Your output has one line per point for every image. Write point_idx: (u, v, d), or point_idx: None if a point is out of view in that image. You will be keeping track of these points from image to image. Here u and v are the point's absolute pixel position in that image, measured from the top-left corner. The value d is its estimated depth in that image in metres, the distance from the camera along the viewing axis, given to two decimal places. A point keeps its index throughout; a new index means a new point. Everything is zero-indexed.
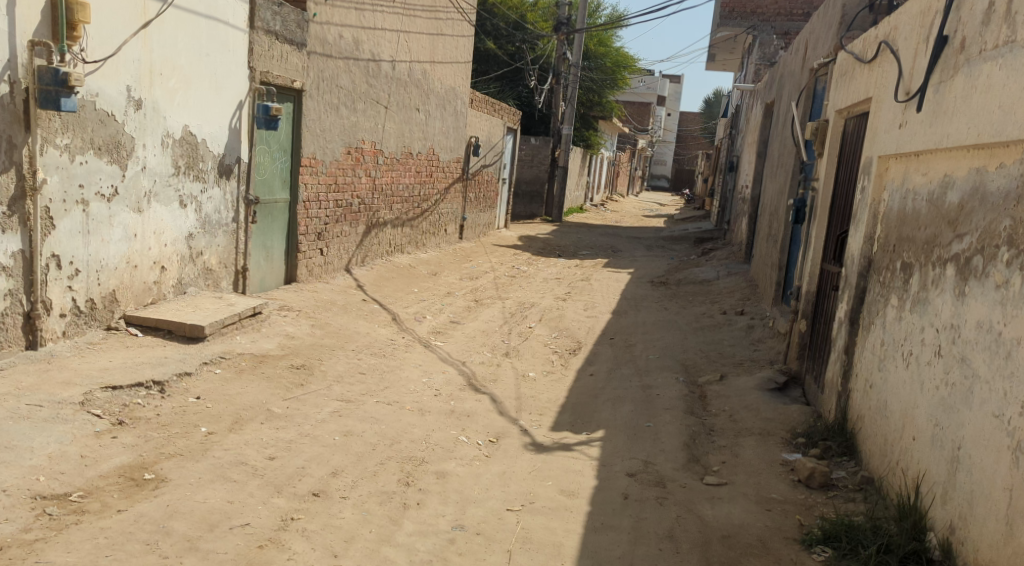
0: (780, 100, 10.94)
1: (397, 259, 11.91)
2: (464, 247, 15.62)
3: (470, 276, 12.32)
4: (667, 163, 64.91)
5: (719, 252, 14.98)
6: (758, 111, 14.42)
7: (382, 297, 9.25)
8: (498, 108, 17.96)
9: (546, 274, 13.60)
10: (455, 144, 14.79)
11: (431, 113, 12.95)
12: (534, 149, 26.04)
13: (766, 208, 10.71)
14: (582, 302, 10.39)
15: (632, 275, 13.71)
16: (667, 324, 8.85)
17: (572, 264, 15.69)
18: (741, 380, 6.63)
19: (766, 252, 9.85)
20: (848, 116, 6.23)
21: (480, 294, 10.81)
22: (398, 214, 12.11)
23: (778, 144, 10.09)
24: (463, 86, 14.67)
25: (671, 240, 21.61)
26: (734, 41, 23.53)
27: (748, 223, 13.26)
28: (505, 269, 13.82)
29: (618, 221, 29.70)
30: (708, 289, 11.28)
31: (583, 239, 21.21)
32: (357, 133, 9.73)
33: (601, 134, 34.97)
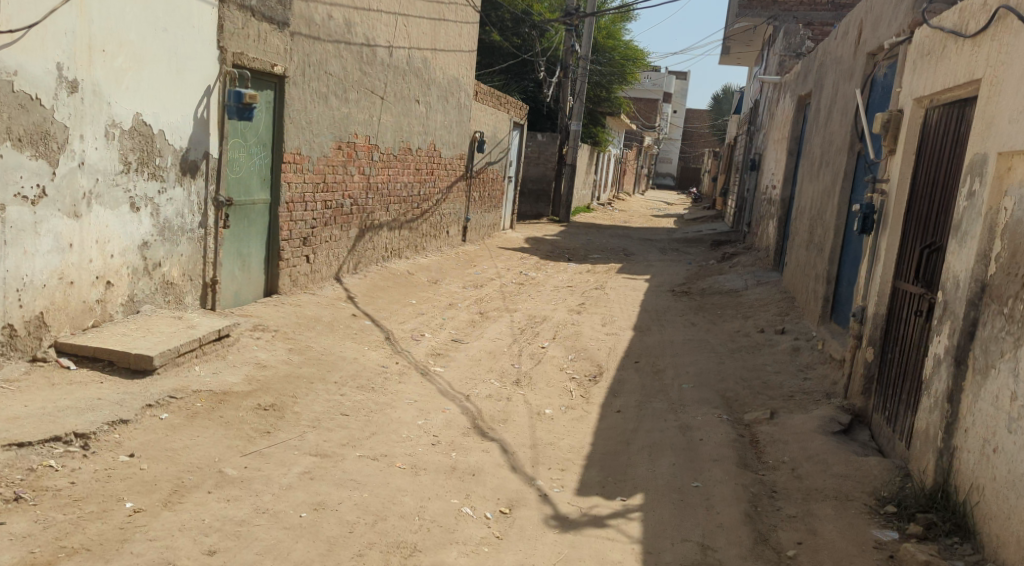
0: (821, 93, 9.94)
1: (395, 265, 10.92)
2: (468, 250, 14.63)
3: (474, 284, 11.32)
4: (673, 162, 63.88)
5: (742, 257, 14.00)
6: (788, 107, 13.46)
7: (376, 310, 8.25)
8: (503, 102, 16.98)
9: (557, 281, 12.62)
10: (458, 139, 13.83)
11: (433, 105, 12.01)
12: (542, 147, 25.03)
13: (804, 213, 9.74)
14: (599, 315, 9.39)
15: (650, 282, 12.71)
16: (697, 343, 7.84)
17: (584, 269, 14.69)
18: (795, 420, 5.62)
19: (807, 263, 8.90)
20: (941, 106, 5.21)
21: (485, 305, 9.82)
22: (395, 216, 11.11)
23: (822, 142, 9.15)
24: (467, 76, 13.71)
25: (685, 242, 20.61)
26: (753, 32, 22.64)
27: (776, 227, 12.28)
28: (513, 275, 12.81)
29: (627, 221, 28.70)
30: (737, 300, 10.26)
31: (593, 241, 20.21)
32: (348, 126, 8.88)
33: (609, 132, 33.99)
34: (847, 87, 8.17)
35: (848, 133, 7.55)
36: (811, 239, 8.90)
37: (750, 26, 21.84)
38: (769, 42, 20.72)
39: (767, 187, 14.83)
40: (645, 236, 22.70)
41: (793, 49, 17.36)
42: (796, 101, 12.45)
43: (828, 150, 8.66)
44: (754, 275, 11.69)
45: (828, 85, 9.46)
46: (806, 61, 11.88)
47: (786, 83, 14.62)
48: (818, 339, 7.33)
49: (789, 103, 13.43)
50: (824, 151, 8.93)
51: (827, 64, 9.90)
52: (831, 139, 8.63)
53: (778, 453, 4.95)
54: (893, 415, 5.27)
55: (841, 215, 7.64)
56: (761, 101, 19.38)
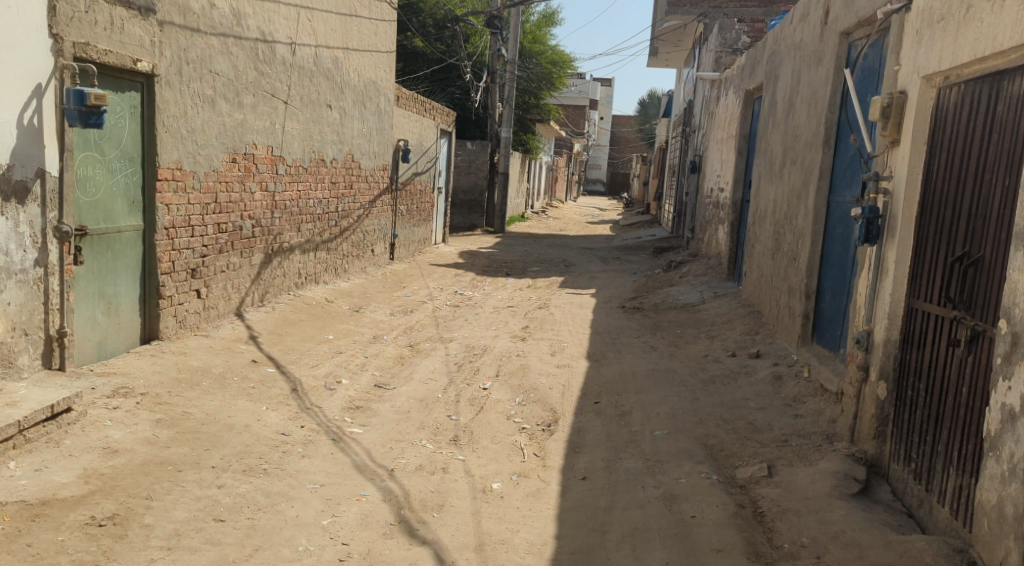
0: (775, 84, 9.04)
1: (312, 293, 9.62)
2: (396, 269, 13.36)
3: (403, 310, 10.09)
4: (603, 167, 63.49)
5: (691, 265, 13.05)
6: (732, 104, 12.53)
7: (284, 353, 6.97)
8: (428, 107, 15.81)
9: (495, 301, 11.48)
10: (379, 148, 12.60)
11: (347, 110, 10.77)
12: (472, 155, 23.88)
13: (765, 217, 8.74)
14: (547, 342, 8.27)
15: (596, 298, 11.66)
16: (663, 373, 6.76)
17: (523, 285, 13.58)
18: (800, 477, 4.56)
19: (775, 274, 7.89)
20: (967, 86, 4.22)
21: (415, 335, 8.61)
22: (308, 236, 9.80)
23: (783, 137, 8.14)
24: (385, 80, 12.52)
25: (625, 250, 19.66)
26: (684, 30, 21.93)
27: (728, 232, 11.33)
28: (446, 296, 11.60)
29: (562, 229, 27.76)
30: (694, 316, 9.24)
31: (530, 252, 19.13)
32: (244, 134, 7.64)
33: (539, 138, 33.05)
34: (813, 73, 7.15)
35: (823, 125, 6.53)
36: (778, 246, 7.89)
37: (679, 23, 20.99)
38: (701, 39, 19.93)
39: (712, 190, 13.91)
40: (583, 245, 21.73)
41: (728, 45, 16.19)
42: (741, 96, 11.51)
43: (792, 147, 7.64)
44: (708, 286, 10.72)
45: (784, 74, 8.47)
46: (751, 52, 10.93)
47: (726, 79, 13.69)
48: (805, 365, 6.28)
49: (732, 100, 12.51)
50: (787, 148, 7.92)
51: (779, 51, 8.92)
52: (795, 133, 7.62)
53: (793, 532, 3.90)
54: (926, 469, 4.23)
55: (819, 219, 6.62)
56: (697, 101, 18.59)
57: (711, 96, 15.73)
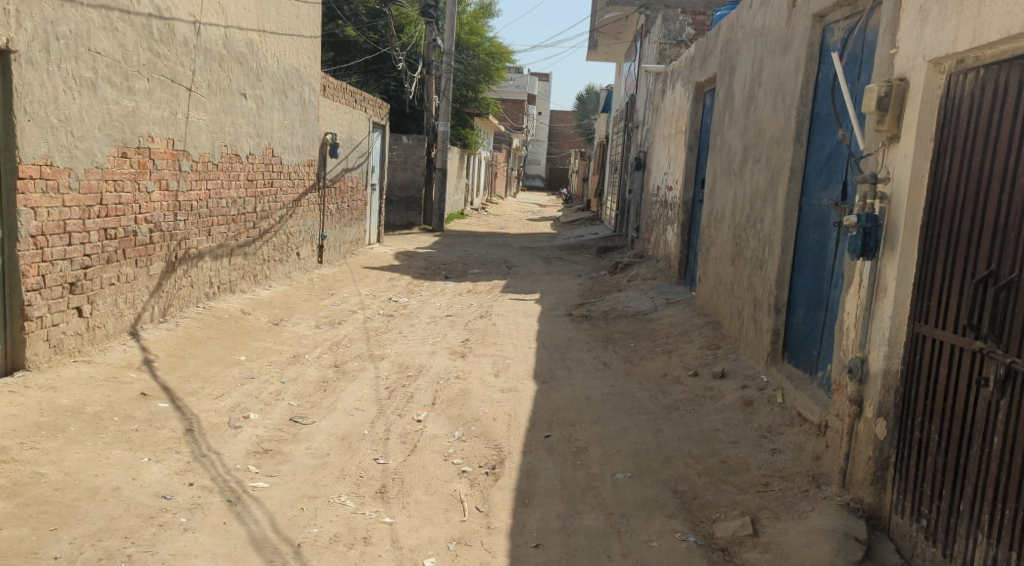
0: (730, 75, 8.34)
1: (226, 304, 8.64)
2: (326, 273, 12.42)
3: (330, 321, 9.18)
4: (542, 163, 62.91)
5: (639, 268, 12.37)
6: (679, 98, 11.84)
7: (184, 381, 6.04)
8: (360, 99, 14.89)
9: (432, 309, 10.63)
10: (304, 143, 11.63)
11: (265, 101, 9.83)
12: (409, 150, 22.92)
13: (723, 220, 8.00)
14: (489, 359, 7.46)
15: (541, 304, 10.89)
16: (621, 398, 6.00)
17: (462, 290, 12.74)
18: (793, 539, 3.84)
19: (737, 283, 7.14)
20: (990, 70, 3.50)
21: (341, 352, 7.72)
22: (221, 240, 8.82)
23: (743, 132, 7.39)
24: (310, 68, 11.60)
25: (567, 249, 18.96)
26: (624, 23, 21.33)
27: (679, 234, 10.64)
28: (380, 304, 10.71)
29: (502, 227, 26.97)
30: (647, 327, 8.53)
31: (470, 252, 18.29)
32: (138, 125, 6.85)
33: (477, 134, 32.18)
34: (778, 60, 6.41)
35: (795, 118, 5.78)
36: (740, 252, 7.15)
37: (620, 15, 20.34)
38: (641, 31, 19.32)
39: (658, 189, 13.21)
40: (525, 244, 20.97)
41: (672, 37, 15.46)
42: (691, 88, 10.81)
43: (755, 143, 6.90)
44: (659, 292, 10.03)
45: (742, 63, 7.73)
46: (702, 42, 10.20)
47: (672, 72, 12.99)
48: (777, 389, 5.53)
49: (680, 93, 11.80)
50: (748, 144, 7.18)
51: (735, 39, 8.18)
52: (757, 128, 6.88)
53: None
54: (942, 529, 3.53)
55: (791, 223, 5.87)
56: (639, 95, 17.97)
57: (655, 90, 15.07)
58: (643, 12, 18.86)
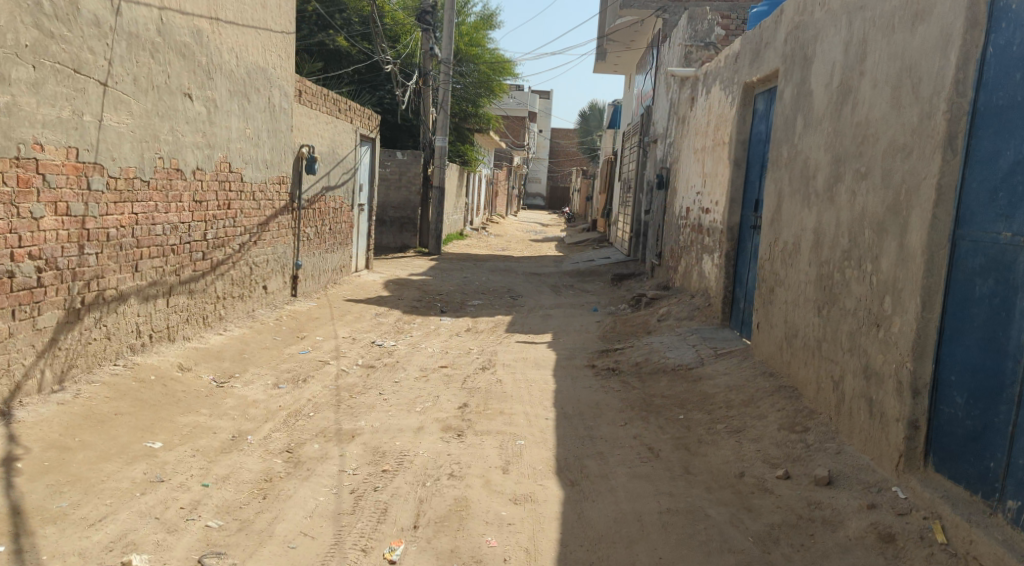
0: (806, 68, 6.55)
1: (159, 358, 6.66)
2: (300, 309, 10.60)
3: (293, 376, 7.31)
4: (542, 181, 61.20)
5: (668, 303, 10.56)
6: (718, 105, 10.03)
7: (53, 495, 4.16)
8: (344, 108, 13.11)
9: (423, 355, 8.78)
10: (272, 156, 9.78)
11: (219, 105, 7.98)
12: (404, 166, 21.07)
13: (800, 256, 6.19)
14: (495, 442, 5.61)
15: (554, 350, 9.04)
16: (689, 521, 4.16)
17: (460, 329, 10.91)
18: None
19: (832, 343, 5.33)
20: None
21: (298, 428, 5.85)
22: (155, 277, 6.87)
23: (837, 139, 5.60)
24: (280, 68, 9.78)
25: (577, 275, 17.14)
26: (638, 30, 19.55)
27: (723, 266, 8.83)
28: (360, 350, 8.86)
29: (504, 248, 25.18)
30: (697, 390, 6.70)
31: (470, 279, 16.46)
32: (12, 130, 5.10)
33: (478, 150, 30.45)
34: (906, 38, 4.63)
35: (944, 114, 4.00)
36: (837, 301, 5.34)
37: (635, 20, 18.59)
38: (659, 37, 17.58)
39: (688, 211, 11.41)
40: (529, 268, 19.14)
41: (699, 38, 13.73)
42: (736, 92, 9.00)
43: (859, 152, 5.12)
44: (702, 339, 8.21)
45: (828, 50, 5.95)
46: (754, 33, 8.41)
47: (705, 75, 11.19)
48: (933, 520, 3.80)
49: (719, 100, 10.00)
50: (847, 155, 5.38)
51: (814, 22, 6.40)
52: (864, 133, 5.10)
53: None
54: None
55: (935, 267, 4.06)
56: (658, 105, 16.17)
57: (679, 99, 13.28)
58: (660, 16, 17.42)
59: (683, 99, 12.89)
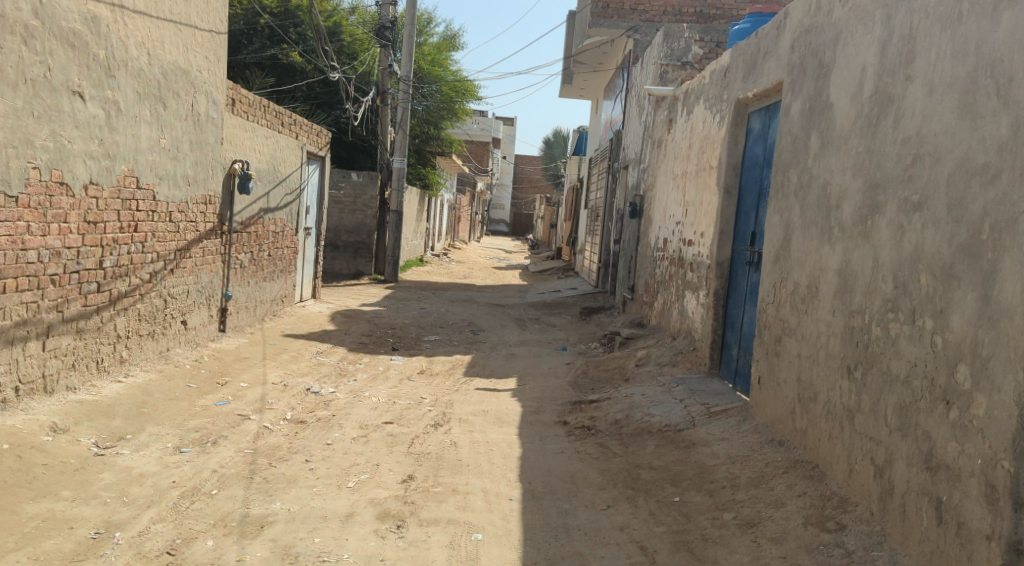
0: (819, 76, 5.52)
1: (26, 418, 5.35)
2: (228, 348, 9.31)
3: (201, 437, 6.03)
4: (506, 207, 60.26)
5: (647, 344, 9.44)
6: (701, 127, 8.95)
7: None
8: (287, 122, 11.93)
9: (364, 406, 7.54)
10: (195, 172, 8.52)
11: (125, 109, 6.72)
12: (359, 189, 19.83)
13: (819, 303, 5.10)
14: (443, 538, 4.40)
15: (518, 401, 7.86)
16: None
17: (412, 371, 9.66)
18: None
19: (874, 415, 4.23)
20: None
21: (192, 515, 4.59)
22: (23, 315, 5.59)
23: (872, 159, 4.54)
24: (206, 71, 8.54)
25: (543, 308, 15.98)
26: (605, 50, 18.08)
27: (711, 307, 7.74)
28: (291, 400, 7.59)
29: (465, 276, 24.01)
30: (692, 461, 5.56)
31: (426, 311, 15.22)
32: None
33: (440, 174, 29.31)
34: (985, 29, 3.59)
35: None
36: (880, 362, 4.24)
37: (604, 40, 17.19)
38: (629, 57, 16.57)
39: (667, 242, 10.31)
40: (491, 299, 17.96)
41: (676, 57, 12.57)
42: (726, 109, 7.95)
43: (909, 175, 4.05)
44: (690, 392, 7.08)
45: (855, 51, 4.92)
46: (748, 41, 7.41)
47: (684, 94, 10.12)
48: None
49: (702, 121, 8.92)
50: (888, 181, 4.32)
51: (831, 21, 5.38)
52: (916, 153, 4.04)
53: None
54: None
55: None
56: (630, 128, 15.13)
57: (654, 121, 12.20)
58: (631, 36, 16.41)
59: (658, 120, 11.79)
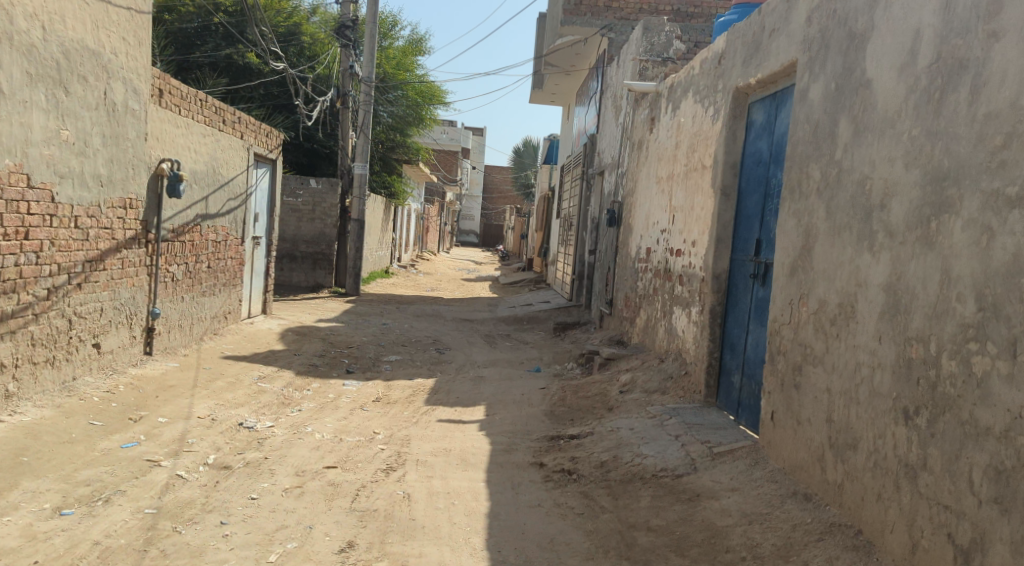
0: (843, 51, 4.54)
1: None
2: (152, 374, 8.19)
3: (92, 494, 4.99)
4: (476, 218, 59.24)
5: (631, 367, 8.41)
6: (689, 123, 7.90)
7: None
8: (228, 121, 10.89)
9: (304, 445, 6.45)
10: (108, 171, 7.61)
11: (9, 92, 5.93)
12: (318, 197, 18.69)
13: (856, 327, 4.09)
14: None
15: (486, 436, 6.81)
16: None
17: (366, 398, 8.58)
18: None
19: (953, 479, 3.24)
20: None
21: None
22: None
23: (932, 145, 3.56)
24: (120, 53, 7.64)
25: (514, 323, 14.91)
26: (575, 48, 16.95)
27: (707, 326, 6.72)
28: (218, 438, 6.51)
29: (433, 289, 22.89)
30: (699, 520, 4.53)
31: (389, 327, 14.11)
32: None
33: (408, 183, 28.18)
34: None
35: None
36: (960, 409, 3.26)
37: (577, 39, 16.16)
38: (603, 57, 15.52)
39: (651, 253, 9.28)
40: (458, 313, 16.88)
41: (656, 53, 11.15)
42: (719, 99, 6.94)
43: (1005, 163, 3.13)
44: (687, 428, 6.06)
45: (900, 14, 3.96)
46: (744, 22, 6.42)
47: (667, 88, 9.07)
48: None
49: (689, 117, 7.88)
50: (962, 171, 3.35)
51: None
52: (1011, 132, 3.12)
53: None
54: None
55: None
56: (606, 131, 14.12)
57: (634, 121, 11.13)
58: (606, 35, 15.38)
59: (638, 120, 10.72)
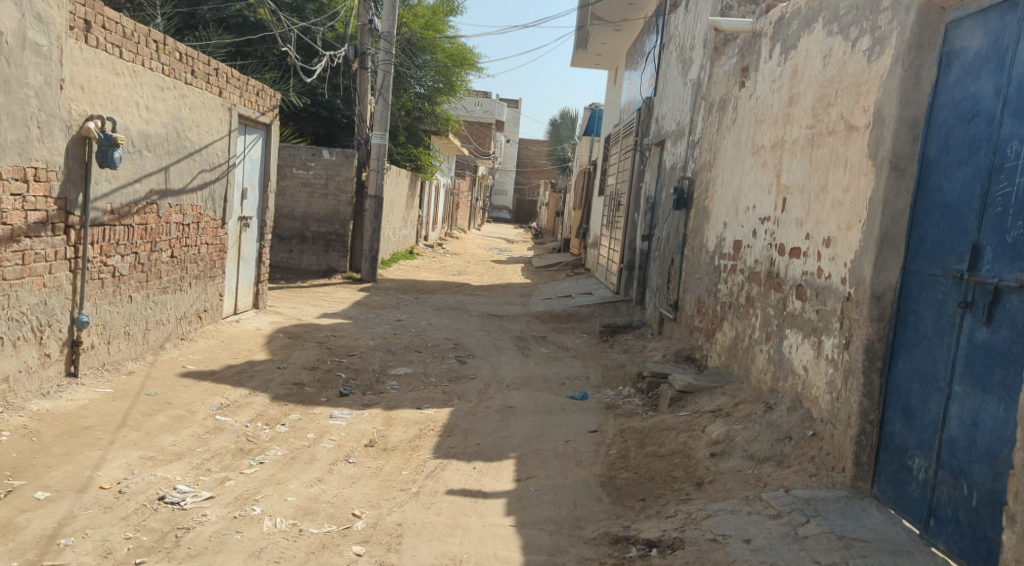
0: None
1: None
2: (64, 411, 5.99)
3: None
4: (508, 194, 56.87)
5: (720, 408, 6.07)
6: (818, 67, 5.48)
7: None
8: (201, 73, 8.64)
9: (240, 549, 4.26)
10: None
11: None
12: (332, 169, 16.34)
13: None
14: None
15: (520, 532, 4.53)
16: None
17: (356, 442, 6.35)
18: None
19: None
20: None
21: None
22: None
23: None
24: None
25: (552, 322, 12.59)
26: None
27: (860, 373, 4.38)
28: (115, 531, 4.35)
29: (458, 272, 20.62)
30: None
31: (403, 325, 11.84)
32: None
33: (436, 157, 25.80)
34: None
35: None
36: None
37: None
38: (664, 5, 12.98)
39: (743, 248, 6.89)
40: (486, 305, 14.58)
41: None
42: (889, 23, 4.49)
43: None
44: (843, 549, 3.78)
45: None
46: None
47: (774, 24, 6.63)
48: None
49: (821, 57, 5.45)
50: None
51: None
52: None
53: None
54: None
55: None
56: (669, 93, 11.66)
57: (714, 75, 8.67)
58: None
59: (722, 72, 8.27)
